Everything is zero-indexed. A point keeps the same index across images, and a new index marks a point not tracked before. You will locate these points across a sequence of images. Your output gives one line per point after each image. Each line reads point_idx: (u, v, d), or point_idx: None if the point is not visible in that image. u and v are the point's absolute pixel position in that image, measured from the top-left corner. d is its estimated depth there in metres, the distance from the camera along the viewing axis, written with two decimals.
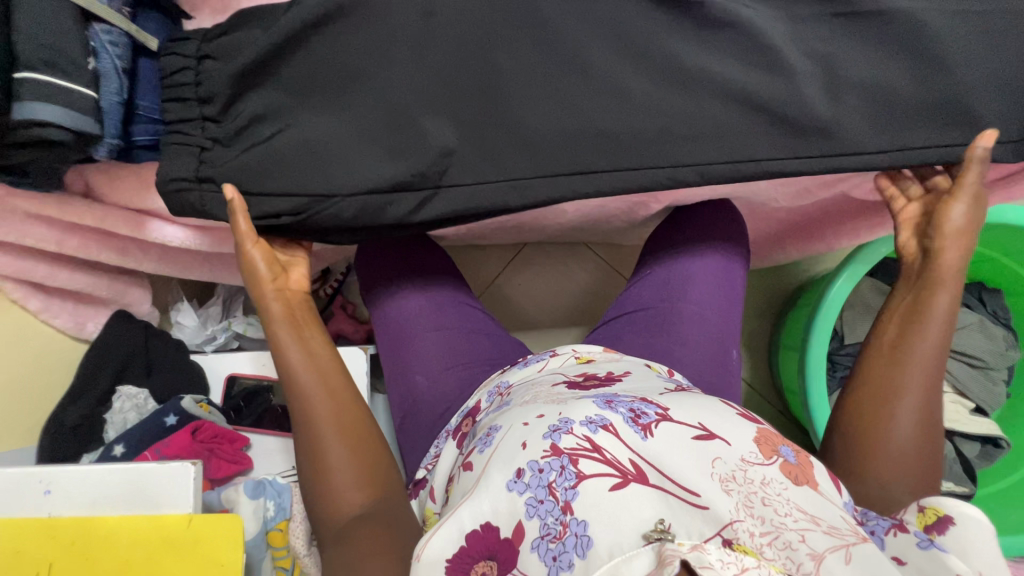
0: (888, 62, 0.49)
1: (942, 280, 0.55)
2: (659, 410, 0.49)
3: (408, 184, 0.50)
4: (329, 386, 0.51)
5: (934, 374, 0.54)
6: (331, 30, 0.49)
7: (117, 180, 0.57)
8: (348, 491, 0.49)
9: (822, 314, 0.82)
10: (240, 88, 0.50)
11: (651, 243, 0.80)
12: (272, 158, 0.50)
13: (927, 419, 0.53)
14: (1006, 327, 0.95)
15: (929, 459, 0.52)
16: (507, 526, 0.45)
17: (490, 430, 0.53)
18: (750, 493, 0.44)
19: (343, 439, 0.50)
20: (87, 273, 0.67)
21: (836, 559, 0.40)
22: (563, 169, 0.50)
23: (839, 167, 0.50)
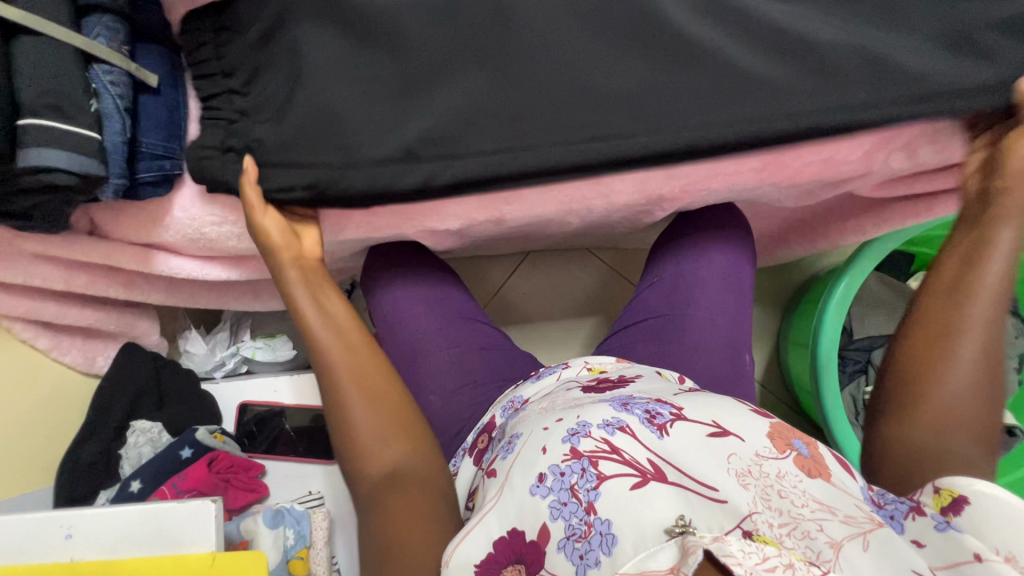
0: (869, 74, 0.51)
1: (1004, 222, 0.55)
2: (673, 410, 0.50)
3: (420, 154, 0.52)
4: (353, 347, 0.54)
5: (996, 326, 0.52)
6: (289, 34, 0.51)
7: (123, 216, 0.58)
8: (375, 450, 0.51)
9: (832, 312, 0.82)
10: (258, 61, 0.53)
11: (656, 248, 0.79)
12: (295, 126, 0.52)
13: (989, 376, 0.51)
14: (1015, 315, 0.94)
15: (995, 418, 0.50)
16: (532, 529, 0.45)
17: (511, 437, 0.53)
18: (767, 486, 0.44)
19: (366, 404, 0.52)
20: (96, 308, 0.67)
21: (853, 547, 0.40)
22: (554, 140, 0.52)
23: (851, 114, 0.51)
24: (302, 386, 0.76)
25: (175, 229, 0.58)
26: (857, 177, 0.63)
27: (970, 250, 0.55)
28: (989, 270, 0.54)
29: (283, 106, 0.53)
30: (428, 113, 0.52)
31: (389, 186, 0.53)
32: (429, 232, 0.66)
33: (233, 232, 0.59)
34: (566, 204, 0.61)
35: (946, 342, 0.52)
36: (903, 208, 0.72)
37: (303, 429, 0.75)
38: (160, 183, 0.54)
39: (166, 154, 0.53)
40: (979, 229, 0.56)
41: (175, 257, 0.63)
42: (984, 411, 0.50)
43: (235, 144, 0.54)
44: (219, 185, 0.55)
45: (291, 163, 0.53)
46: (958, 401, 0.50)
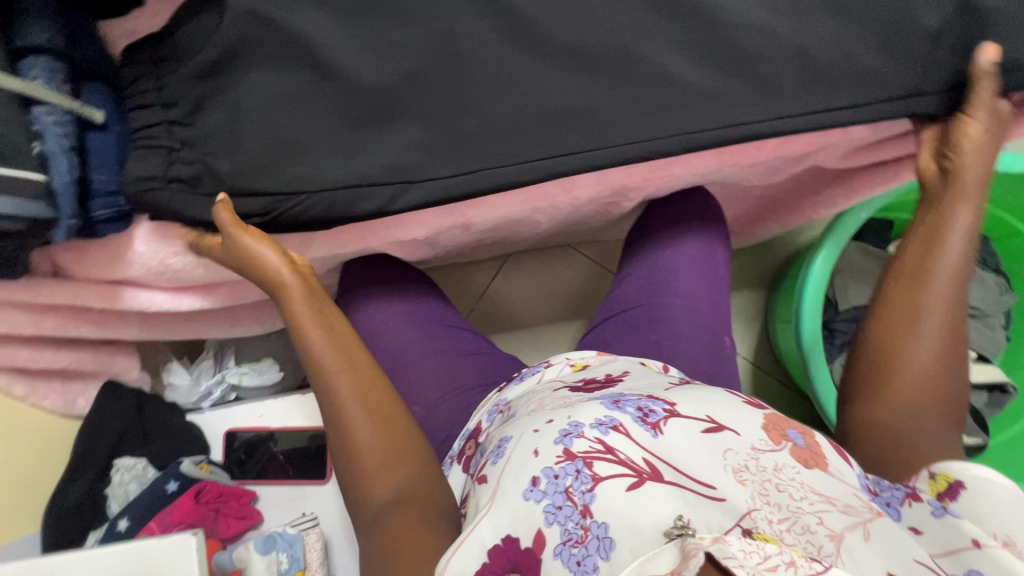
0: (811, 49, 0.51)
1: (959, 202, 0.54)
2: (666, 406, 0.49)
3: (378, 180, 0.53)
4: (354, 363, 0.55)
5: (957, 302, 0.52)
6: (234, 69, 0.52)
7: (85, 254, 0.57)
8: (379, 472, 0.51)
9: (811, 289, 0.81)
10: (199, 91, 0.52)
11: (630, 238, 0.79)
12: (245, 154, 0.52)
13: (952, 353, 0.51)
14: (998, 272, 0.93)
15: (959, 392, 0.51)
16: (526, 535, 0.44)
17: (500, 441, 0.52)
18: (765, 481, 0.44)
19: (369, 427, 0.52)
20: (70, 350, 0.67)
21: (855, 538, 0.41)
22: (510, 157, 0.53)
23: (799, 108, 0.52)
24: (287, 409, 0.76)
25: (139, 263, 0.58)
26: (820, 151, 0.62)
27: (928, 230, 0.55)
28: (947, 247, 0.54)
29: (229, 133, 0.52)
30: (378, 144, 0.53)
31: (347, 211, 0.54)
32: (397, 244, 0.65)
33: (198, 261, 0.59)
34: (530, 203, 0.61)
35: (912, 322, 0.52)
36: (870, 177, 0.72)
37: (292, 451, 0.75)
38: (118, 219, 0.54)
39: (119, 190, 0.53)
40: (936, 209, 0.55)
41: (144, 290, 0.62)
42: (948, 387, 0.51)
43: (178, 175, 0.53)
44: (174, 217, 0.55)
45: (242, 191, 0.53)
46: (927, 381, 0.50)
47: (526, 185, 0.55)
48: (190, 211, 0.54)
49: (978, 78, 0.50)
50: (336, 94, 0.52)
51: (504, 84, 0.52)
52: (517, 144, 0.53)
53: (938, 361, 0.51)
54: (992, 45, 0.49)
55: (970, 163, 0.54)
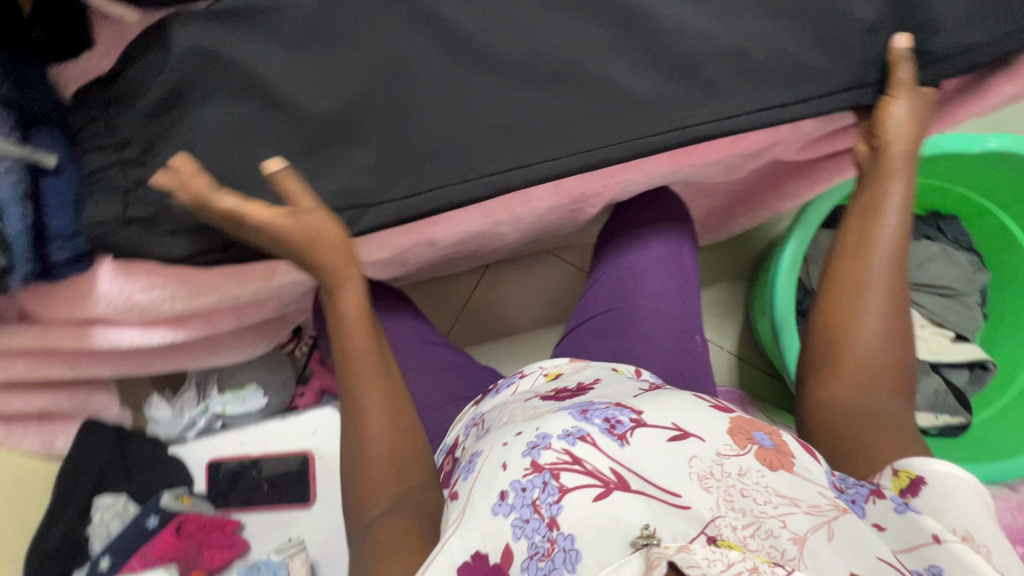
0: (744, 51, 0.53)
1: (892, 176, 0.54)
2: (633, 415, 0.47)
3: (334, 206, 0.54)
4: (387, 373, 0.53)
5: (900, 276, 0.52)
6: (184, 106, 0.53)
7: (49, 297, 0.58)
8: (381, 485, 0.50)
9: (782, 282, 0.81)
10: (151, 130, 0.53)
11: (599, 243, 0.79)
12: None
13: (898, 326, 0.51)
14: (970, 251, 0.94)
15: (909, 364, 0.51)
16: (495, 550, 0.43)
17: (472, 455, 0.51)
18: (729, 486, 0.43)
19: (376, 442, 0.51)
20: (45, 393, 0.67)
21: (819, 537, 0.40)
22: (463, 174, 0.54)
23: (739, 109, 0.54)
24: (268, 435, 0.76)
25: (104, 302, 0.58)
26: (774, 147, 0.63)
27: (863, 206, 0.55)
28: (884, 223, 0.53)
29: (183, 169, 0.53)
30: (332, 172, 0.54)
31: None
32: (363, 265, 0.66)
33: (164, 295, 0.59)
34: (490, 217, 0.61)
35: (855, 302, 0.52)
36: (827, 167, 0.73)
37: (275, 480, 0.74)
38: (78, 261, 0.54)
39: (78, 233, 0.53)
40: (870, 187, 0.55)
41: (113, 328, 0.62)
42: (898, 360, 0.51)
43: (134, 215, 0.53)
44: (131, 255, 0.55)
45: (201, 227, 0.54)
46: (875, 360, 0.50)
47: (481, 200, 0.56)
48: (151, 250, 0.54)
49: (895, 66, 0.52)
50: (286, 122, 0.53)
51: (452, 104, 0.54)
52: (468, 160, 0.54)
53: (882, 337, 0.51)
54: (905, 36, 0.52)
55: (900, 139, 0.53)
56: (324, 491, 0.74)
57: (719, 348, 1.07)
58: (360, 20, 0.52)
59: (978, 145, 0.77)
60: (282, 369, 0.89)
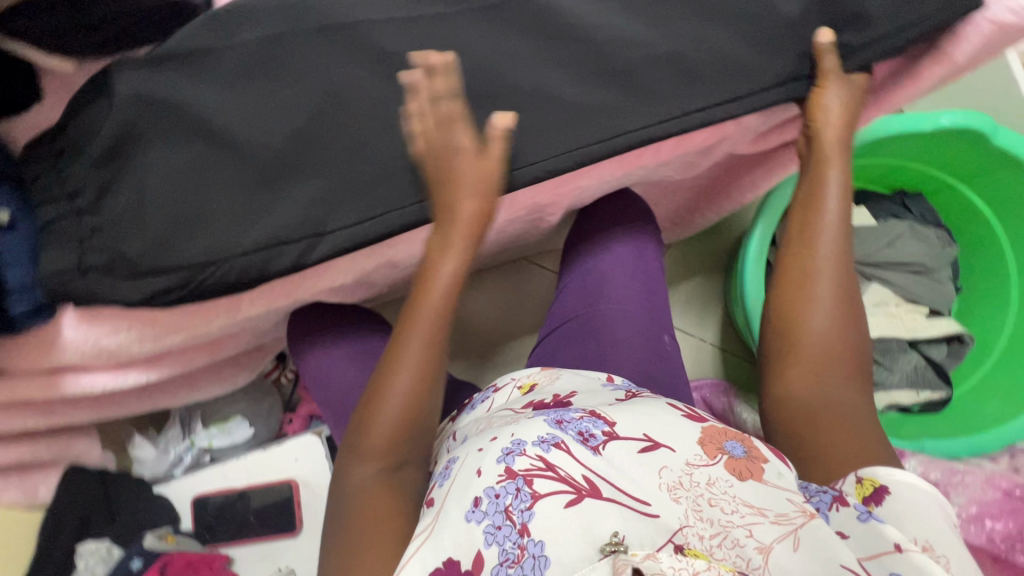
0: (675, 54, 0.55)
1: (831, 164, 0.57)
2: (606, 427, 0.44)
3: (287, 238, 0.54)
4: (429, 357, 0.51)
5: (845, 258, 0.55)
6: (133, 151, 0.53)
7: (16, 349, 0.58)
8: (375, 456, 0.48)
9: (751, 274, 0.82)
10: (102, 178, 0.53)
11: (566, 249, 0.80)
12: (155, 232, 0.53)
13: (846, 312, 0.53)
14: (938, 225, 0.95)
15: (859, 347, 0.53)
16: (466, 556, 0.39)
17: (448, 462, 0.48)
18: (699, 496, 0.40)
19: (398, 403, 0.50)
20: (24, 443, 0.67)
21: (784, 546, 0.37)
22: (414, 196, 0.55)
23: (677, 109, 0.55)
24: (251, 468, 0.78)
25: (70, 349, 0.59)
26: (723, 143, 0.64)
27: (806, 196, 0.57)
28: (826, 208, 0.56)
29: (137, 213, 0.53)
30: (284, 205, 0.54)
31: (262, 272, 0.55)
32: (328, 291, 0.66)
33: (131, 337, 0.59)
34: None
35: (806, 289, 0.54)
36: (782, 156, 0.74)
37: (262, 509, 0.76)
38: (39, 311, 0.55)
39: (36, 286, 0.54)
40: (810, 176, 0.58)
41: (83, 374, 0.63)
42: (849, 344, 0.53)
43: (91, 263, 0.53)
44: (93, 301, 0.55)
45: (157, 269, 0.54)
46: (826, 343, 0.52)
47: (433, 220, 0.56)
48: (109, 296, 0.54)
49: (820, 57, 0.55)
50: (233, 159, 0.54)
51: (398, 127, 0.54)
52: (417, 181, 0.55)
53: (832, 323, 0.53)
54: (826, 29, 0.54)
55: (833, 128, 0.56)
56: (308, 518, 0.76)
57: (702, 341, 1.07)
58: (301, 55, 0.54)
59: (931, 123, 0.78)
60: (265, 399, 0.89)
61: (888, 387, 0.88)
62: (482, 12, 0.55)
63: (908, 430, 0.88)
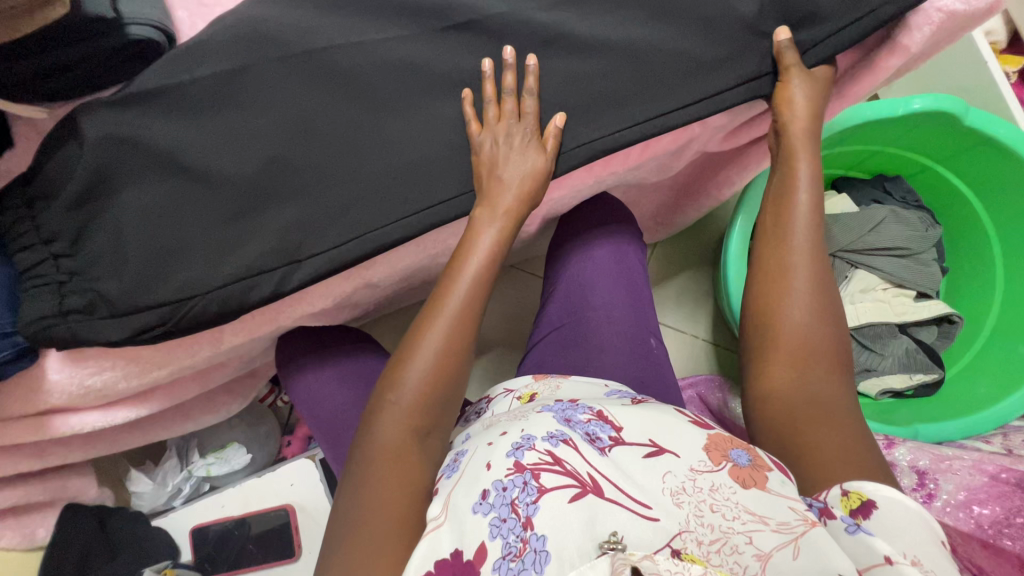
0: (635, 61, 0.55)
1: (799, 156, 0.57)
2: (614, 432, 0.43)
3: (264, 267, 0.55)
4: (461, 327, 0.50)
5: (819, 251, 0.55)
6: (106, 193, 0.54)
7: (4, 394, 0.59)
8: (398, 420, 0.47)
9: (734, 266, 0.82)
10: (77, 220, 0.54)
11: (548, 256, 0.80)
12: (135, 272, 0.54)
13: (825, 303, 0.54)
14: (920, 208, 0.95)
15: (838, 340, 0.53)
16: (469, 547, 0.39)
17: (456, 454, 0.46)
18: (700, 501, 0.39)
19: (435, 365, 0.48)
20: (18, 485, 0.67)
21: (784, 555, 0.37)
22: (386, 218, 0.55)
23: (642, 115, 0.55)
24: (247, 496, 0.77)
25: (57, 391, 0.59)
26: (693, 143, 0.65)
27: (779, 189, 0.58)
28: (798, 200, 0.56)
29: (113, 254, 0.54)
30: (257, 236, 0.55)
31: (243, 302, 0.55)
32: (310, 315, 0.67)
33: (117, 375, 0.60)
34: (425, 252, 0.62)
35: (783, 282, 0.55)
36: (755, 151, 0.74)
37: (260, 536, 0.77)
38: (21, 355, 0.55)
39: (15, 330, 0.54)
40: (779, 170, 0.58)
41: (72, 414, 0.63)
42: (830, 335, 0.53)
43: (70, 306, 0.53)
44: (74, 344, 0.55)
45: (136, 307, 0.54)
46: (805, 335, 0.53)
47: (408, 240, 0.57)
48: (87, 338, 0.54)
49: (780, 53, 0.55)
50: (205, 193, 0.54)
51: (366, 151, 0.55)
52: (388, 203, 0.55)
53: (810, 315, 0.53)
54: (786, 28, 0.55)
55: (801, 122, 0.56)
56: (307, 543, 0.76)
57: (695, 337, 1.07)
58: (265, 87, 0.54)
59: (902, 108, 0.78)
60: (261, 424, 0.89)
61: (882, 372, 0.90)
62: (441, 30, 0.55)
63: (900, 418, 0.85)
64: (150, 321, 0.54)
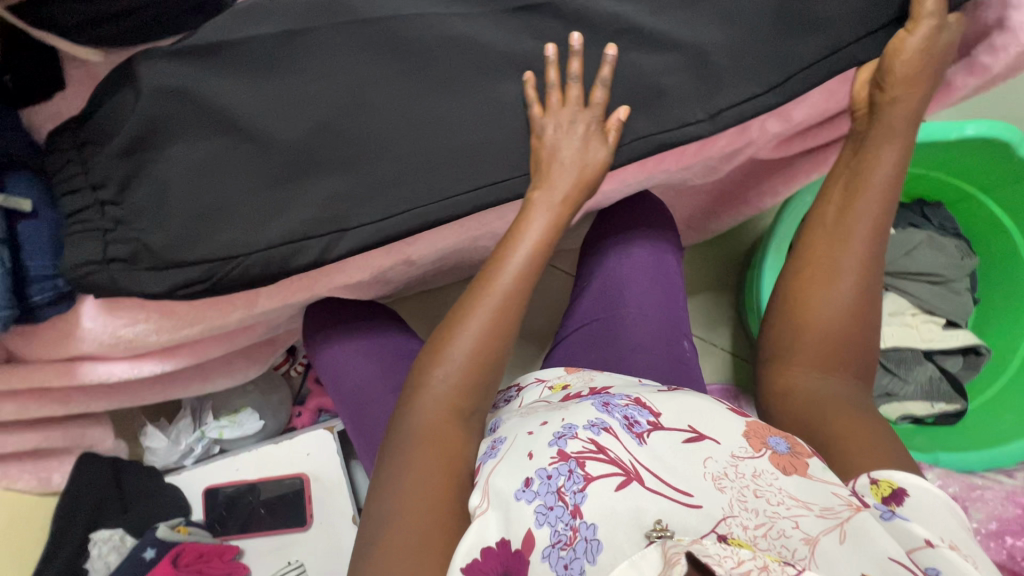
0: (702, 59, 0.54)
1: (874, 152, 0.57)
2: (652, 417, 0.43)
3: (310, 233, 0.54)
4: (511, 310, 0.50)
5: (872, 256, 0.55)
6: (156, 143, 0.53)
7: (35, 336, 0.59)
8: (440, 394, 0.47)
9: (768, 273, 0.82)
10: (124, 169, 0.53)
11: (584, 250, 0.79)
12: (181, 226, 0.53)
13: (867, 311, 0.54)
14: (957, 236, 0.94)
15: (866, 346, 0.54)
16: (516, 536, 0.39)
17: (492, 442, 0.46)
18: (744, 488, 0.39)
19: (483, 342, 0.49)
20: (38, 429, 0.67)
21: (830, 540, 0.35)
22: (437, 195, 0.54)
23: (700, 117, 0.55)
24: (262, 461, 0.78)
25: (89, 338, 0.59)
26: (747, 149, 0.64)
27: (850, 178, 0.58)
28: (863, 200, 0.57)
29: (159, 206, 0.53)
30: (305, 201, 0.54)
31: (286, 266, 0.55)
32: (345, 287, 0.66)
33: (148, 328, 0.59)
34: (466, 233, 0.62)
35: (830, 281, 0.55)
36: (805, 162, 0.73)
37: (271, 503, 0.77)
38: (59, 300, 0.55)
39: (57, 274, 0.54)
40: (860, 161, 0.58)
41: (99, 363, 0.63)
42: (865, 343, 0.54)
43: (113, 254, 0.53)
44: (116, 293, 0.55)
45: (179, 261, 0.53)
46: (842, 339, 0.54)
47: (456, 219, 0.56)
48: (130, 287, 0.54)
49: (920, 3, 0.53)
50: (255, 154, 0.53)
51: (421, 125, 0.54)
52: (439, 181, 0.54)
53: (851, 321, 0.54)
54: None
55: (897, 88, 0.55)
56: (319, 513, 0.76)
57: (713, 345, 1.07)
58: (325, 53, 0.53)
59: (956, 133, 0.77)
60: (276, 392, 0.89)
61: (902, 398, 0.88)
62: (510, 11, 0.54)
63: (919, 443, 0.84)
64: (192, 277, 0.54)
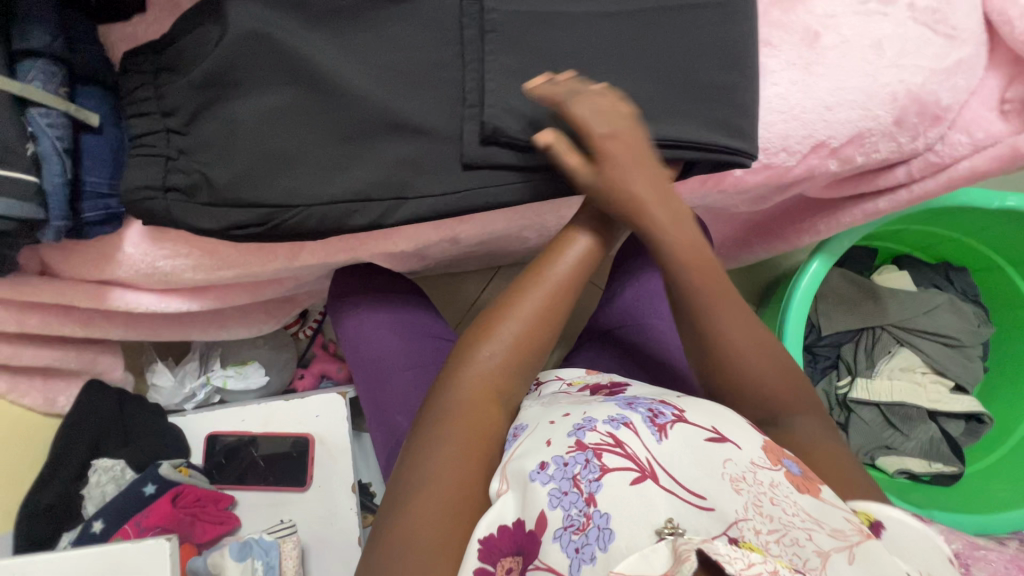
0: None
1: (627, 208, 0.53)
2: (676, 411, 0.44)
3: (372, 195, 0.54)
4: (555, 304, 0.52)
5: (730, 302, 0.53)
6: (231, 83, 0.52)
7: (75, 253, 0.58)
8: (481, 374, 0.48)
9: (794, 310, 0.74)
10: (196, 102, 0.53)
11: (618, 258, 0.80)
12: (244, 167, 0.52)
13: (757, 346, 0.53)
14: (976, 303, 0.96)
15: (782, 372, 0.53)
16: (530, 518, 0.39)
17: (515, 428, 0.47)
18: (760, 493, 0.39)
19: (528, 327, 0.51)
20: (54, 347, 0.67)
21: (839, 557, 0.36)
22: (499, 177, 0.55)
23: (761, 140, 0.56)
24: (268, 415, 0.77)
25: (127, 264, 0.58)
26: (802, 182, 0.64)
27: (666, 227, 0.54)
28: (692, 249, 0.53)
29: (226, 145, 0.53)
30: (371, 163, 0.54)
31: (342, 223, 0.55)
32: (386, 254, 0.66)
33: (187, 264, 0.59)
34: (517, 221, 0.62)
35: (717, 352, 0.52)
36: None
37: (270, 458, 0.76)
38: (108, 220, 0.54)
39: (112, 192, 0.54)
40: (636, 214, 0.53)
41: (128, 291, 0.62)
42: (781, 368, 0.53)
43: (174, 183, 0.53)
44: (168, 224, 0.54)
45: (236, 202, 0.53)
46: (763, 385, 0.52)
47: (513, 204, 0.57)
48: (183, 219, 0.53)
49: None
50: (327, 109, 0.53)
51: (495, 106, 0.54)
52: (503, 165, 0.55)
53: (759, 357, 0.52)
54: None
55: None
56: (319, 475, 0.75)
57: None
58: (415, 24, 0.54)
59: (999, 202, 0.77)
60: (285, 351, 0.88)
61: (901, 452, 0.90)
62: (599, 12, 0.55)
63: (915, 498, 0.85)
64: (249, 219, 0.54)
